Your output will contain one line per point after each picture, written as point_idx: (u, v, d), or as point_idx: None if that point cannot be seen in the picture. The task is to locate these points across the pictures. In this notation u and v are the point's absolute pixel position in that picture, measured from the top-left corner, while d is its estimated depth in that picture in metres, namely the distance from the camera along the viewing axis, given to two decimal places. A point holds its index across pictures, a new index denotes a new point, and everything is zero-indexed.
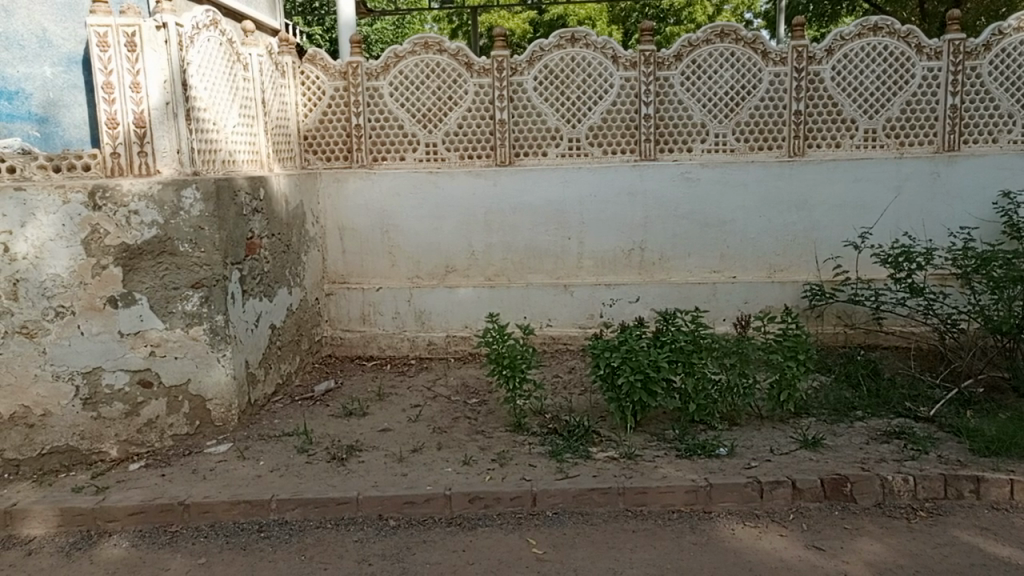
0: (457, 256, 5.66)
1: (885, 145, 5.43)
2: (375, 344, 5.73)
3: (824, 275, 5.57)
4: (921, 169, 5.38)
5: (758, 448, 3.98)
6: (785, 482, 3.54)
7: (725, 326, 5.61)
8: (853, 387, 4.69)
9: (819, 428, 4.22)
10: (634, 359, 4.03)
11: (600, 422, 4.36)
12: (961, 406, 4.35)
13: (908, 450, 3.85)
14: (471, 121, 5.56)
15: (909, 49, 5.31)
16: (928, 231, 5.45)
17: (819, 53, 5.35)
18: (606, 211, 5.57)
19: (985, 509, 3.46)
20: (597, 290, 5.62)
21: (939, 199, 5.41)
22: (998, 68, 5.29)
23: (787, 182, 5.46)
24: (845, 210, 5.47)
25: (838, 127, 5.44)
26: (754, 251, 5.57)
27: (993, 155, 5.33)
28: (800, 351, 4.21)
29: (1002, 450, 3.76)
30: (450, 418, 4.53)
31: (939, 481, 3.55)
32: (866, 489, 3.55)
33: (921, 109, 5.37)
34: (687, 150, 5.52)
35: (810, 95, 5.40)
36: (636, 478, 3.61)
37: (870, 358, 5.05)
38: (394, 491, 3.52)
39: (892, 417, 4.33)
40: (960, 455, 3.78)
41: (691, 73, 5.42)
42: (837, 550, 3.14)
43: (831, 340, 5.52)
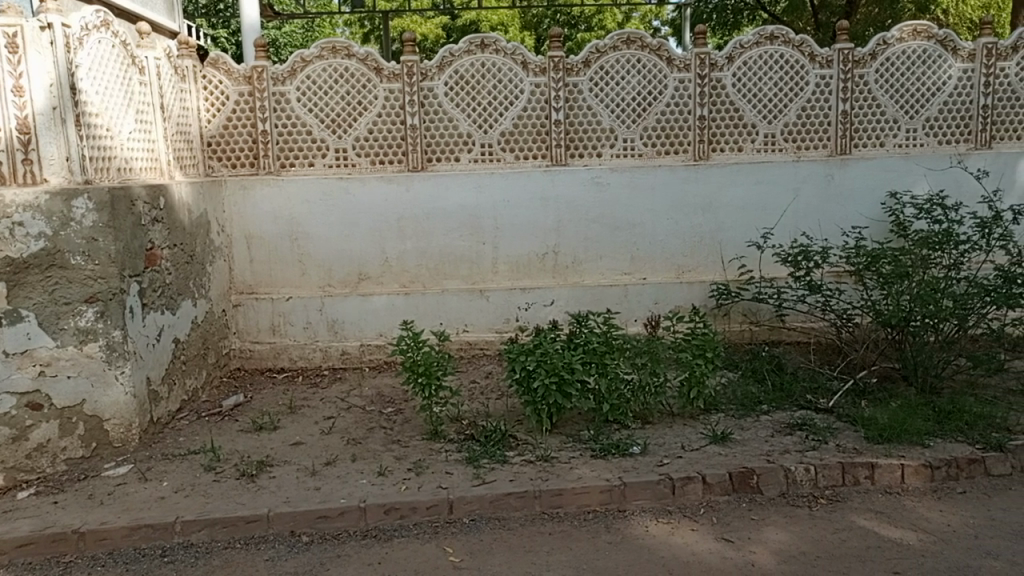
0: (371, 263, 5.58)
1: (783, 149, 5.67)
2: (286, 356, 5.59)
3: (730, 275, 5.77)
4: (816, 172, 5.63)
5: (669, 445, 4.08)
6: (695, 478, 3.64)
7: (637, 327, 5.73)
8: (758, 382, 4.87)
9: (727, 423, 4.37)
10: (549, 361, 4.09)
11: (517, 426, 4.38)
12: (856, 396, 4.58)
13: (809, 441, 4.03)
14: (382, 126, 5.50)
15: (803, 58, 5.56)
16: (825, 231, 5.71)
17: (720, 61, 5.55)
18: (519, 216, 5.61)
19: (879, 494, 3.65)
20: (512, 294, 5.65)
21: (834, 200, 5.67)
22: (884, 76, 5.59)
23: (693, 186, 5.63)
24: (748, 212, 5.68)
25: (740, 132, 5.64)
26: (663, 252, 5.72)
27: (881, 158, 5.63)
28: (707, 349, 4.36)
29: (893, 437, 3.97)
30: (365, 429, 4.45)
31: (838, 469, 3.72)
32: (771, 480, 3.68)
33: (816, 114, 5.63)
34: (597, 154, 5.62)
35: (713, 101, 5.58)
36: (552, 480, 3.64)
37: (773, 354, 5.25)
38: (307, 505, 3.43)
39: (794, 409, 4.52)
40: (857, 444, 3.98)
41: (599, 79, 5.52)
42: (744, 541, 3.25)
43: (737, 338, 5.71)
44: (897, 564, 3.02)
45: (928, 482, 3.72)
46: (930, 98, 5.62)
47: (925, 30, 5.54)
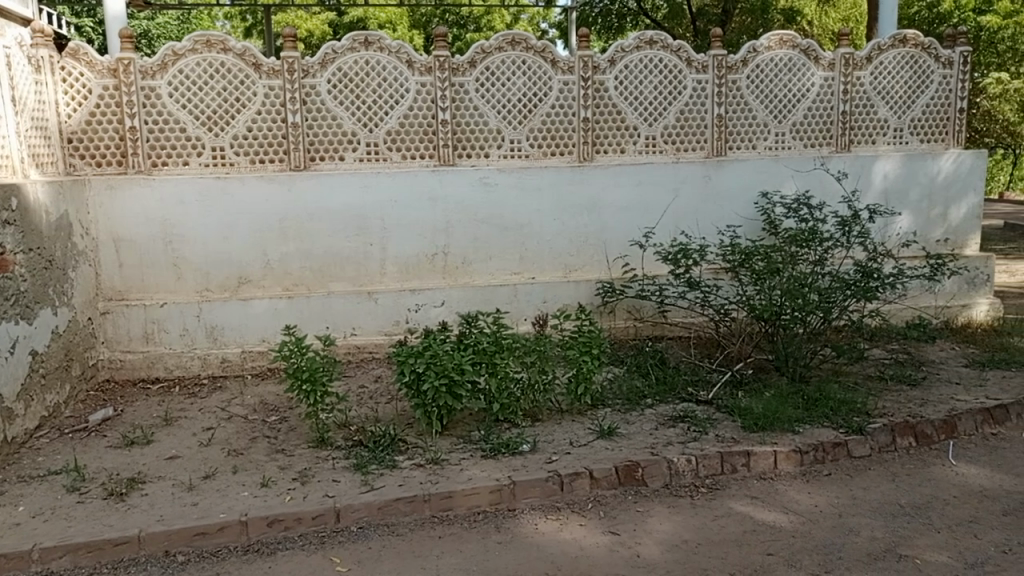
0: (252, 266, 5.37)
1: (664, 151, 5.87)
2: (161, 365, 5.29)
3: (615, 273, 5.92)
4: (694, 173, 5.86)
5: (558, 442, 4.14)
6: (583, 473, 3.71)
7: (526, 326, 5.76)
8: (643, 377, 5.02)
9: (614, 418, 4.47)
10: (438, 363, 4.05)
11: (406, 430, 4.32)
12: (734, 387, 4.79)
13: (690, 432, 4.18)
14: (262, 124, 5.30)
15: (680, 63, 5.77)
16: (702, 230, 5.95)
17: (603, 64, 5.68)
18: (407, 217, 5.54)
19: (755, 480, 3.83)
20: (401, 295, 5.57)
21: (711, 200, 5.92)
22: (755, 82, 5.88)
23: (578, 186, 5.74)
24: (631, 212, 5.84)
25: (622, 134, 5.80)
26: (551, 252, 5.80)
27: (753, 160, 5.92)
28: (594, 346, 4.46)
29: (767, 425, 4.19)
30: (247, 439, 4.27)
31: (717, 458, 3.88)
32: (655, 472, 3.79)
33: (693, 118, 5.85)
34: (484, 155, 5.63)
35: (596, 103, 5.70)
36: (442, 483, 3.62)
37: (657, 349, 5.42)
38: (182, 523, 3.25)
39: (676, 402, 4.69)
40: (734, 433, 4.17)
41: (485, 79, 5.53)
42: (629, 533, 3.33)
43: (622, 334, 5.87)
44: (771, 546, 3.18)
45: (799, 466, 3.93)
46: (796, 104, 5.95)
47: (791, 39, 5.85)
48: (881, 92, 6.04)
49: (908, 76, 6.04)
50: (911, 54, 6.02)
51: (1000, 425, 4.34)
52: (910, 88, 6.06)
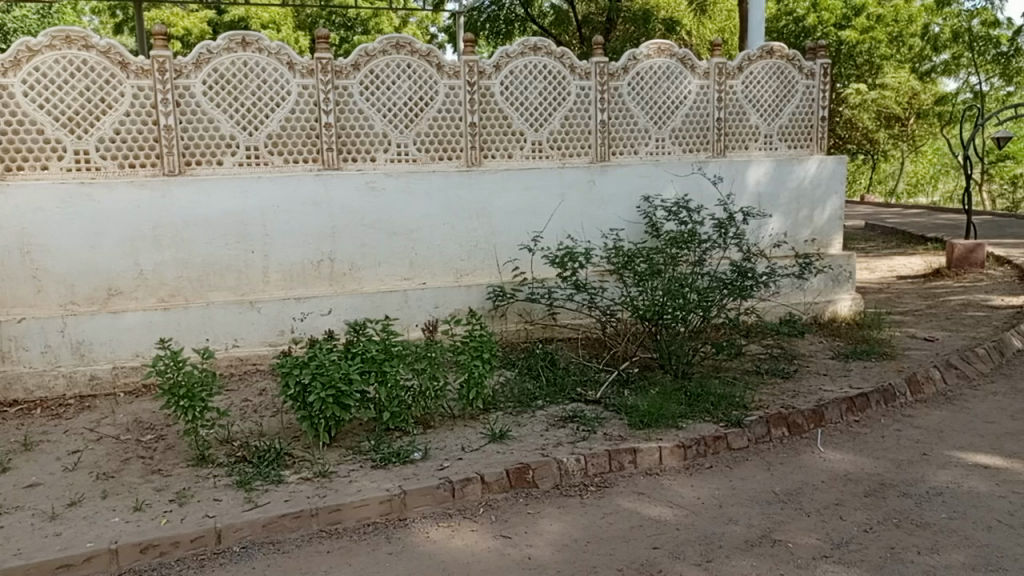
0: (122, 277, 5.06)
1: (550, 156, 5.96)
2: (20, 386, 4.90)
3: (505, 277, 5.95)
4: (580, 178, 5.98)
5: (450, 448, 4.12)
6: (474, 478, 3.70)
7: (417, 332, 5.71)
8: (534, 379, 5.07)
9: (505, 421, 4.50)
10: (325, 373, 3.95)
11: (293, 443, 4.19)
12: (621, 386, 4.92)
13: (580, 432, 4.26)
14: (131, 126, 5.01)
15: (564, 69, 5.87)
16: (589, 233, 6.08)
17: (488, 69, 5.70)
18: (291, 223, 5.37)
19: (641, 476, 3.94)
20: (286, 304, 5.39)
21: (596, 204, 6.06)
22: (635, 89, 6.07)
23: (466, 191, 5.74)
24: (519, 216, 5.90)
25: (509, 139, 5.85)
26: (440, 257, 5.77)
27: (636, 165, 6.10)
28: (484, 350, 4.46)
29: (652, 422, 4.32)
30: (119, 461, 4.02)
31: (605, 456, 3.97)
32: (546, 473, 3.84)
33: (578, 123, 5.98)
34: (371, 159, 5.54)
35: (483, 108, 5.73)
36: (330, 496, 3.52)
37: (547, 351, 5.49)
38: (44, 555, 3.03)
39: (566, 403, 4.76)
40: (621, 431, 4.28)
41: (370, 83, 5.45)
42: (521, 535, 3.35)
43: (513, 338, 5.91)
44: (656, 540, 3.28)
45: (682, 460, 4.07)
46: (675, 111, 6.18)
47: (668, 48, 6.08)
48: (752, 100, 6.37)
49: (775, 86, 6.40)
50: (778, 65, 6.38)
51: (863, 412, 4.65)
52: (778, 97, 6.42)
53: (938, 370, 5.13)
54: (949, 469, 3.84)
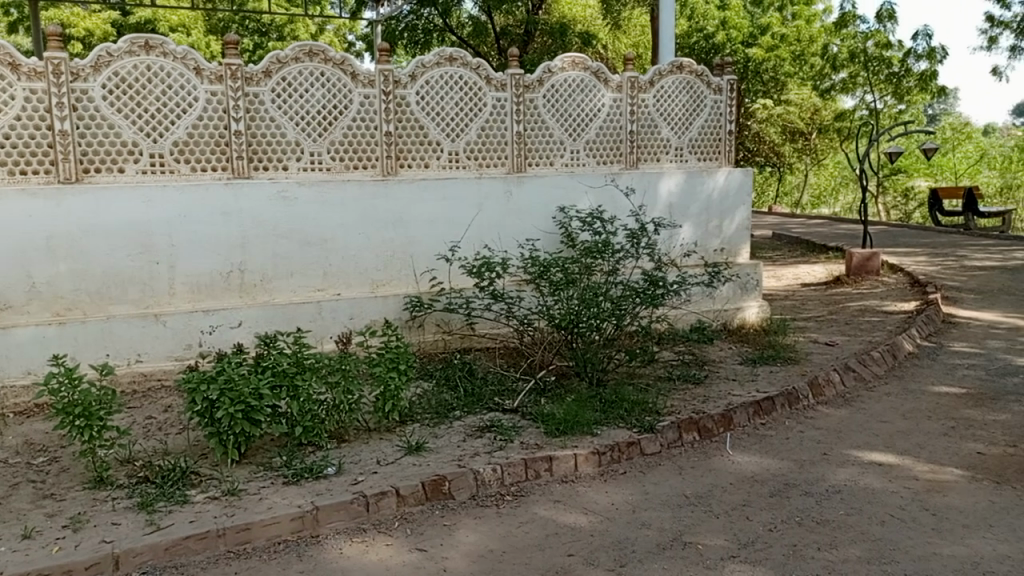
0: (13, 290, 4.77)
1: (466, 166, 5.97)
2: None
3: (422, 287, 5.92)
4: (496, 188, 6.01)
5: (365, 461, 4.05)
6: (389, 492, 3.65)
7: (331, 344, 5.60)
8: (451, 390, 5.05)
9: (422, 432, 4.46)
10: (234, 389, 3.83)
11: (200, 461, 4.03)
12: (538, 395, 4.96)
13: (497, 442, 4.27)
14: (23, 130, 4.74)
15: (480, 80, 5.90)
16: (505, 243, 6.11)
17: (403, 78, 5.67)
18: (198, 234, 5.19)
19: (557, 484, 3.97)
20: (193, 317, 5.20)
21: (513, 215, 6.10)
22: (550, 101, 6.15)
23: (382, 201, 5.68)
24: (436, 226, 5.88)
25: (425, 148, 5.83)
26: (356, 267, 5.69)
27: (551, 176, 6.18)
28: (400, 362, 4.42)
29: (568, 429, 4.37)
30: (7, 486, 3.77)
31: (521, 465, 3.99)
32: (462, 484, 3.82)
33: (494, 134, 6.01)
34: (283, 168, 5.42)
35: (398, 117, 5.69)
36: (238, 514, 3.41)
37: (465, 361, 5.48)
38: None
39: (484, 413, 4.76)
40: (537, 440, 4.31)
41: (282, 90, 5.33)
42: (436, 548, 3.33)
43: (431, 348, 5.87)
44: (570, 547, 3.31)
45: (597, 467, 4.13)
46: (589, 123, 6.29)
47: (582, 62, 6.19)
48: (663, 114, 6.55)
49: (685, 100, 6.60)
50: (687, 80, 6.59)
51: (769, 415, 4.82)
52: (688, 111, 6.63)
53: (838, 373, 5.38)
54: (847, 467, 4.03)
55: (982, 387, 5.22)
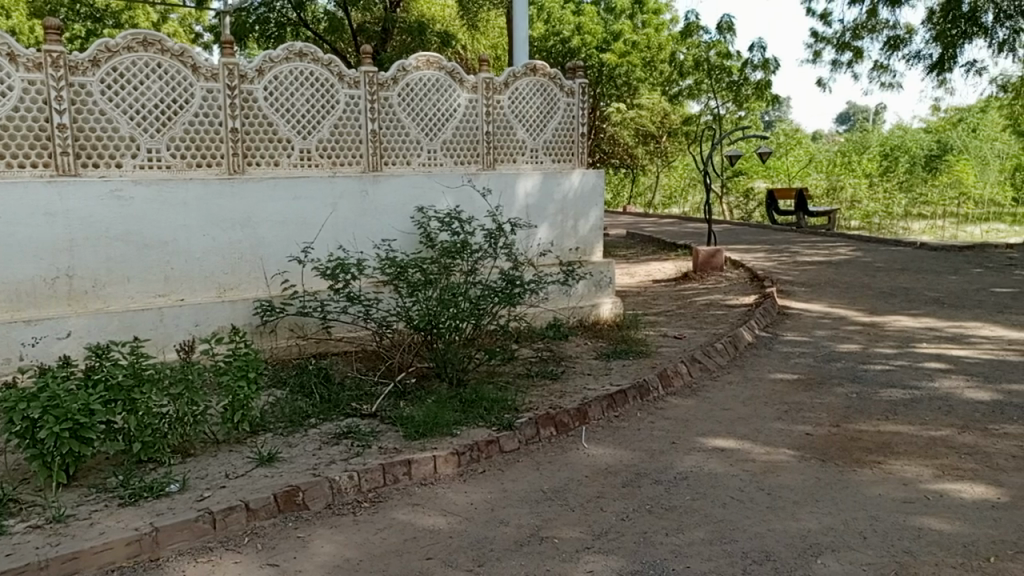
0: None
1: (319, 165, 5.79)
2: None
3: (274, 290, 5.68)
4: (351, 188, 5.88)
5: (212, 476, 3.83)
6: (238, 506, 3.47)
7: (174, 353, 5.26)
8: (307, 397, 4.87)
9: (274, 442, 4.27)
10: (59, 406, 3.50)
11: (21, 487, 3.66)
12: (397, 398, 4.89)
13: (354, 448, 4.16)
14: None
15: (332, 77, 5.74)
16: (361, 244, 5.99)
17: (250, 73, 5.43)
18: (17, 237, 4.71)
19: (416, 487, 3.93)
20: (11, 328, 4.72)
21: (368, 215, 5.98)
22: (405, 100, 6.08)
23: (228, 201, 5.41)
24: (287, 227, 5.67)
25: (275, 146, 5.60)
26: (201, 271, 5.38)
27: (408, 175, 6.11)
28: (250, 370, 4.21)
29: (427, 431, 4.34)
30: None
31: (378, 470, 3.91)
32: (316, 493, 3.70)
33: (348, 132, 5.86)
34: (116, 165, 5.03)
35: (245, 113, 5.43)
36: (64, 543, 3.12)
37: (321, 366, 5.31)
38: None
39: (340, 419, 4.63)
40: (396, 444, 4.24)
41: (112, 81, 4.95)
42: (290, 562, 3.20)
43: (284, 354, 5.66)
44: (429, 550, 3.28)
45: (457, 467, 4.11)
46: (445, 123, 6.28)
47: (437, 61, 6.17)
48: (518, 115, 6.65)
49: (539, 102, 6.74)
50: (541, 83, 6.73)
51: (621, 407, 5.00)
52: (542, 113, 6.77)
53: (684, 365, 5.67)
54: (693, 454, 4.25)
55: (811, 373, 5.67)
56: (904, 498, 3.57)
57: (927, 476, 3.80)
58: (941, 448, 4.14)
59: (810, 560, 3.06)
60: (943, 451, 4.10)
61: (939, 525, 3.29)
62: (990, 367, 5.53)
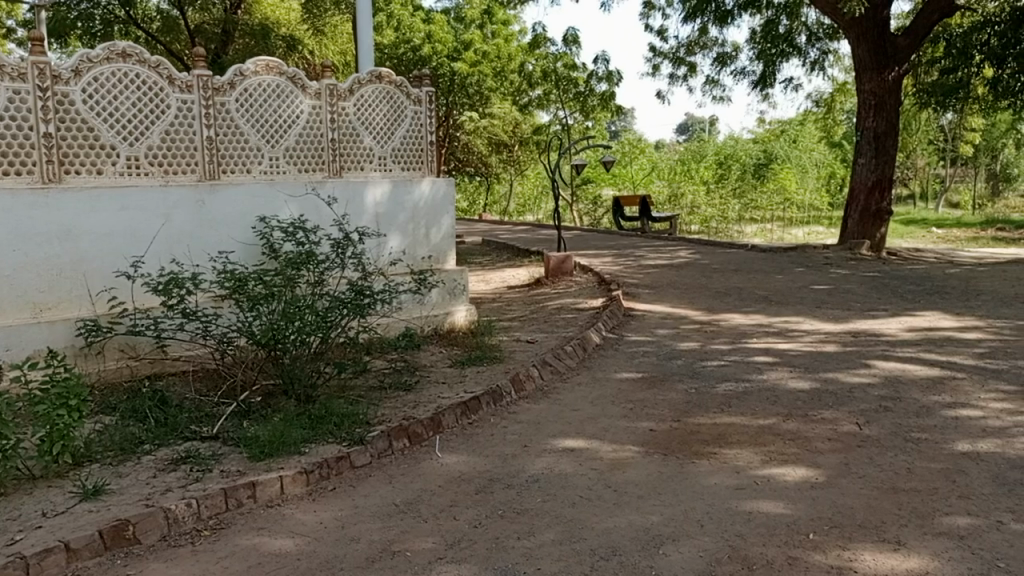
0: None
1: (149, 173, 5.42)
2: None
3: (100, 308, 5.26)
4: (185, 198, 5.55)
5: (26, 516, 3.47)
6: (56, 547, 3.17)
7: None
8: (140, 421, 4.53)
9: (102, 473, 3.94)
10: None
11: None
12: (240, 418, 4.66)
13: (193, 473, 3.91)
14: None
15: (161, 79, 5.39)
16: (198, 257, 5.66)
17: (65, 73, 5.00)
18: None
19: (262, 510, 3.75)
20: None
21: (205, 226, 5.67)
22: (243, 106, 5.82)
23: (43, 212, 4.95)
24: (113, 239, 5.27)
25: (97, 153, 5.18)
26: (12, 290, 4.88)
27: (248, 184, 5.85)
28: (71, 396, 3.86)
29: (274, 451, 4.16)
30: None
31: (219, 496, 3.70)
32: (149, 526, 3.44)
33: (180, 138, 5.53)
34: None
35: (60, 117, 5.00)
36: None
37: (155, 389, 4.96)
38: None
39: (178, 443, 4.35)
40: (239, 466, 4.04)
41: None
42: None
43: (114, 377, 5.24)
44: None
45: (306, 486, 3.96)
46: (287, 130, 6.07)
47: (277, 66, 5.96)
48: (364, 123, 6.54)
49: (385, 110, 6.66)
50: (387, 90, 6.65)
51: (475, 414, 5.02)
52: (389, 121, 6.69)
53: (536, 369, 5.78)
54: (544, 456, 4.34)
55: (654, 371, 5.95)
56: (736, 485, 3.82)
57: (756, 463, 4.09)
58: (769, 436, 4.46)
59: (653, 552, 3.20)
60: (770, 438, 4.43)
61: (767, 508, 3.54)
62: (810, 358, 6.04)
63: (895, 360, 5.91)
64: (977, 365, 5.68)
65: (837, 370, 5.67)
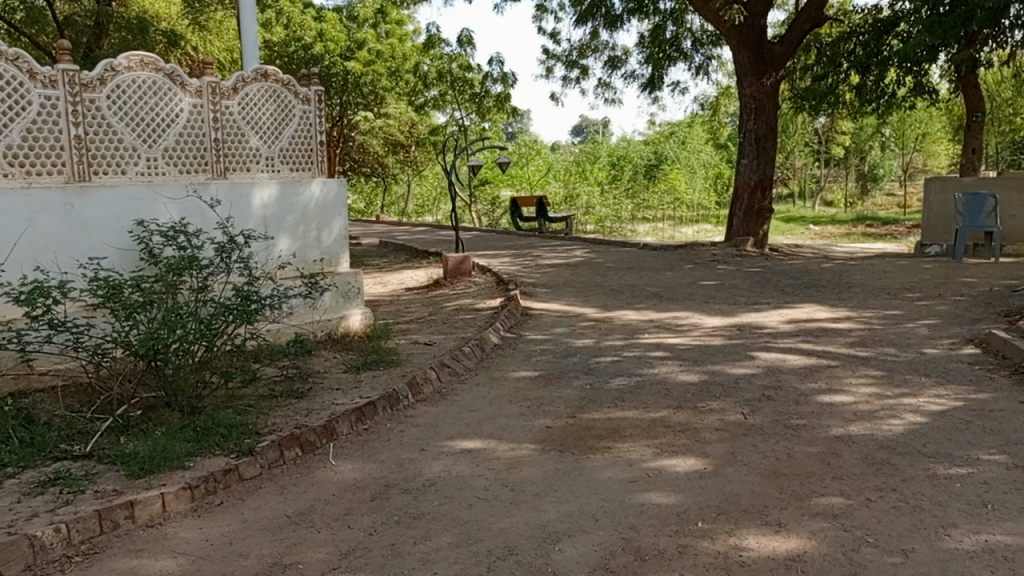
0: None
1: (9, 174, 5.03)
2: None
3: None
4: (50, 201, 5.19)
5: None
6: None
7: None
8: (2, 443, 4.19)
9: None
10: None
11: None
12: (118, 434, 4.38)
13: (63, 496, 3.65)
14: None
15: (21, 74, 5.02)
16: (67, 264, 5.30)
17: None
18: None
19: (141, 531, 3.54)
20: None
21: (74, 231, 5.31)
22: (116, 103, 5.49)
23: None
24: None
25: None
26: None
27: (122, 186, 5.53)
28: None
29: (154, 467, 3.93)
30: None
31: (93, 518, 3.46)
32: (12, 556, 3.18)
33: (44, 137, 5.17)
34: None
35: None
36: None
37: (20, 407, 4.60)
38: None
39: (47, 464, 4.04)
40: (116, 485, 3.80)
41: None
42: None
43: None
44: None
45: (190, 502, 3.77)
46: (166, 129, 5.76)
47: (152, 62, 5.66)
48: (250, 122, 6.29)
49: (272, 108, 6.43)
50: (273, 89, 6.42)
51: (370, 419, 4.92)
52: (276, 120, 6.46)
53: (433, 371, 5.73)
54: (440, 459, 4.30)
55: (551, 368, 6.02)
56: (629, 477, 3.91)
57: (648, 455, 4.20)
58: (660, 428, 4.59)
59: (549, 549, 3.22)
60: (661, 430, 4.56)
61: (658, 499, 3.64)
62: (698, 352, 6.27)
63: (776, 350, 6.22)
64: (850, 354, 6.04)
65: (724, 362, 5.91)
